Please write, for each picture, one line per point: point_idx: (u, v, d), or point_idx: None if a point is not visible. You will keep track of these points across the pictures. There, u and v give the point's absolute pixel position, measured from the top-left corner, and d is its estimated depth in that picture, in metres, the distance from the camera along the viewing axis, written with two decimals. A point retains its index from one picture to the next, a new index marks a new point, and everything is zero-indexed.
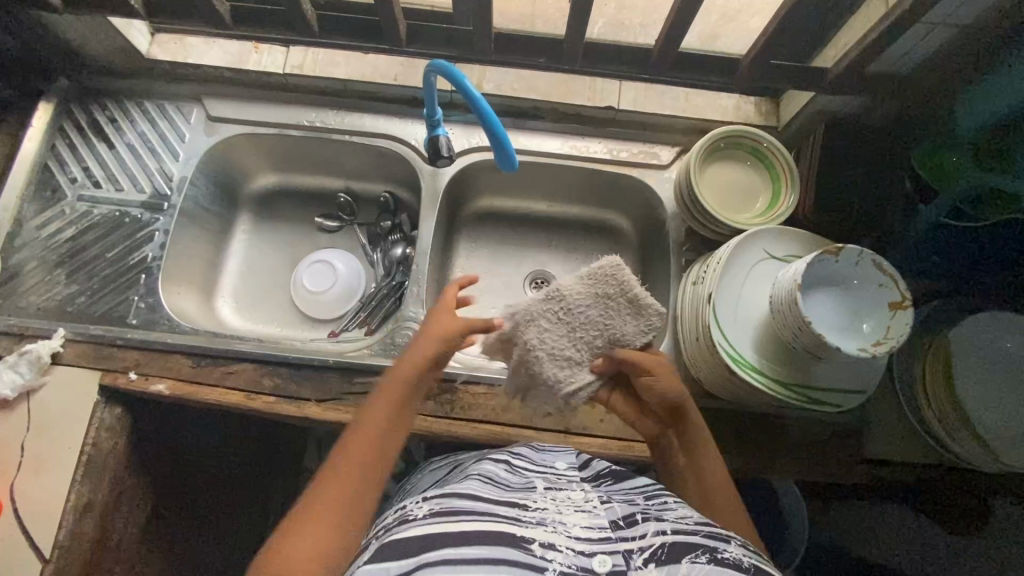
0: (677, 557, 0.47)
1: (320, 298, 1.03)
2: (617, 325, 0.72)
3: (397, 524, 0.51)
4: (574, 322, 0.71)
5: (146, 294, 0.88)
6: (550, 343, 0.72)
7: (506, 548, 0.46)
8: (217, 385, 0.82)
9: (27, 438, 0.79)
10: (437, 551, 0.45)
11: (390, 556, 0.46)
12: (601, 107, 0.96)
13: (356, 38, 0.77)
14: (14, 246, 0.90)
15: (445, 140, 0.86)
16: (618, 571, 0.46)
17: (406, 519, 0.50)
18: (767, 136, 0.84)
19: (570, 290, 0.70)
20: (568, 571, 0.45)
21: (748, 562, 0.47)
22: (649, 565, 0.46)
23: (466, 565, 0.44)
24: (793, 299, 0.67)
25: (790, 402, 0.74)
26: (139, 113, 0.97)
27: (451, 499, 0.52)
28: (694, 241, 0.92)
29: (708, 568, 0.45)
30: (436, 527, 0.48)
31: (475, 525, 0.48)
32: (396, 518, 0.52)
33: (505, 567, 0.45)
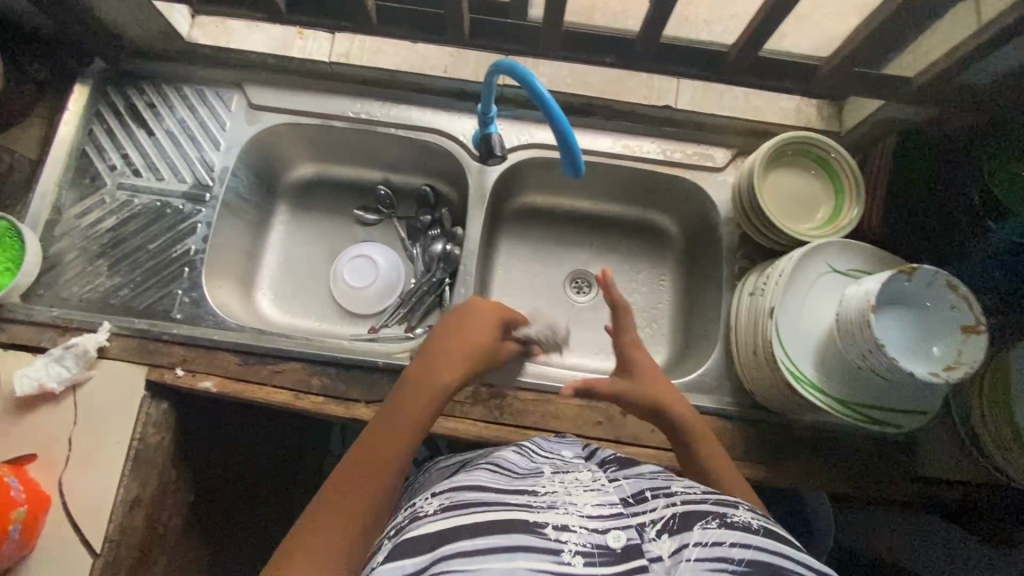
0: (688, 525, 0.47)
1: (360, 293, 1.01)
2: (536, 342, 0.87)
3: (408, 523, 0.48)
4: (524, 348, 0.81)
5: (189, 289, 0.86)
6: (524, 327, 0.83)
7: (519, 532, 0.44)
8: (265, 383, 0.81)
9: (74, 432, 0.79)
10: (450, 544, 0.43)
11: (403, 551, 0.43)
12: (657, 107, 0.93)
13: (416, 31, 0.73)
14: (54, 235, 0.88)
15: (497, 138, 0.84)
16: (634, 546, 0.45)
17: (417, 516, 0.48)
18: (835, 146, 0.80)
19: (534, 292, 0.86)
20: (584, 550, 0.44)
21: (757, 523, 0.47)
22: (663, 536, 0.46)
23: (481, 555, 0.42)
24: (865, 322, 0.66)
25: (851, 422, 0.72)
26: (177, 98, 0.93)
27: (461, 493, 0.50)
28: (747, 248, 0.90)
29: (719, 532, 0.45)
30: (447, 520, 0.45)
31: (484, 514, 0.46)
32: (406, 517, 0.50)
33: (521, 556, 0.42)
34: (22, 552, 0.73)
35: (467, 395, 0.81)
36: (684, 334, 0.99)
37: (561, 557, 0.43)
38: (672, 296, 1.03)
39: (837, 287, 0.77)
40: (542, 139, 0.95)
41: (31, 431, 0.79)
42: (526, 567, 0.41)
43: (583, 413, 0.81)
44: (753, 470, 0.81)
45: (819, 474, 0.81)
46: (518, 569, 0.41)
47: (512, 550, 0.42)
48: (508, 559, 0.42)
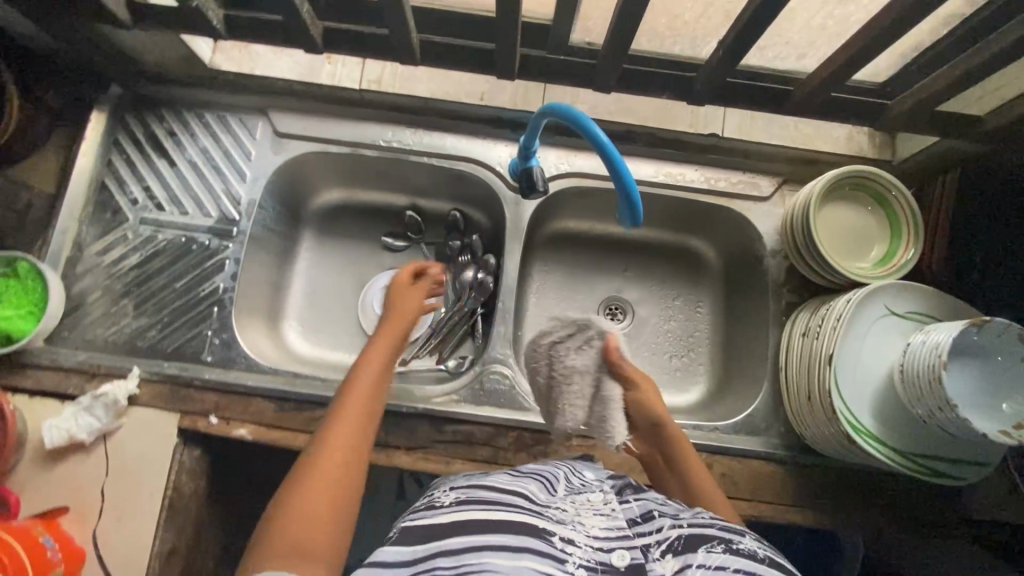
0: (692, 548, 0.52)
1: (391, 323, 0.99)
2: (574, 400, 0.71)
3: (425, 510, 0.57)
4: (564, 378, 0.71)
5: (219, 330, 0.83)
6: (568, 380, 0.71)
7: (529, 537, 0.51)
8: (302, 431, 0.79)
9: (106, 482, 0.76)
10: (463, 538, 0.50)
11: (420, 540, 0.51)
12: (703, 135, 0.90)
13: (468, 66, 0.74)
14: (76, 273, 0.84)
15: (540, 171, 0.80)
16: (637, 565, 0.51)
17: (435, 505, 0.57)
18: (897, 185, 0.77)
19: (569, 344, 0.73)
20: (588, 564, 0.50)
21: (762, 554, 0.51)
22: (666, 556, 0.51)
23: (491, 552, 0.48)
24: (935, 378, 0.64)
25: (910, 474, 0.71)
26: (198, 125, 0.89)
27: (475, 491, 0.57)
28: (795, 282, 0.88)
29: (721, 557, 0.49)
30: (462, 515, 0.53)
31: (499, 518, 0.52)
32: (425, 503, 0.59)
33: (528, 556, 0.48)
34: None
35: (510, 441, 0.79)
36: (724, 365, 0.96)
37: (565, 566, 0.49)
38: (711, 326, 0.99)
39: (895, 331, 0.74)
40: (583, 167, 0.91)
41: (62, 483, 0.76)
42: (531, 568, 0.48)
43: (630, 458, 0.79)
44: (802, 515, 0.79)
45: (871, 519, 0.79)
46: (524, 568, 0.47)
47: (522, 551, 0.48)
48: (517, 558, 0.48)
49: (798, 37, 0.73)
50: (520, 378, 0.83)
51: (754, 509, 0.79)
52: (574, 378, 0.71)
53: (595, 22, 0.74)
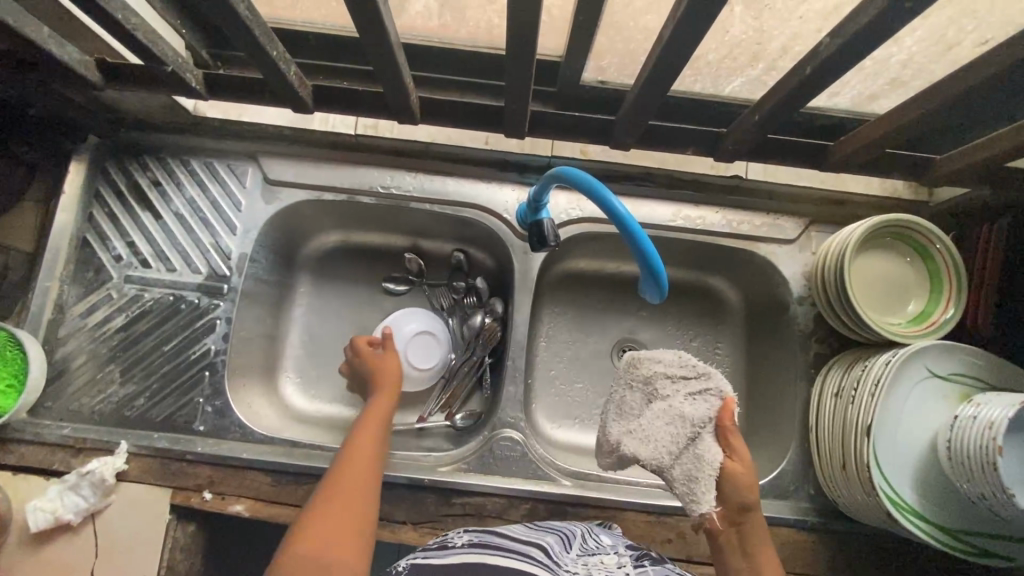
0: None
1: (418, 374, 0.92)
2: (658, 437, 0.66)
3: (436, 549, 0.57)
4: (665, 416, 0.66)
5: (212, 396, 0.78)
6: (668, 417, 0.66)
7: None
8: (300, 505, 0.74)
9: (95, 564, 0.72)
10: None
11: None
12: (723, 177, 0.85)
13: (470, 123, 0.68)
14: (58, 338, 0.79)
15: (551, 225, 0.74)
16: None
17: (447, 545, 0.57)
18: (939, 237, 0.71)
19: (681, 389, 0.67)
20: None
21: None
22: None
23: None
24: (989, 464, 0.58)
25: (958, 554, 0.66)
26: (184, 173, 0.83)
27: (489, 535, 0.58)
28: (824, 333, 0.82)
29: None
30: (472, 556, 0.53)
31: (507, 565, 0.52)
32: (437, 543, 0.58)
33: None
34: None
35: (523, 513, 0.74)
36: (748, 415, 0.91)
37: None
38: (733, 371, 0.94)
39: (939, 395, 0.69)
40: (594, 211, 0.85)
41: (49, 567, 0.72)
42: None
43: (651, 529, 0.74)
44: None
45: None
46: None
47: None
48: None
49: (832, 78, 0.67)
50: (533, 443, 0.78)
51: None
52: (675, 422, 0.66)
53: (608, 66, 0.69)
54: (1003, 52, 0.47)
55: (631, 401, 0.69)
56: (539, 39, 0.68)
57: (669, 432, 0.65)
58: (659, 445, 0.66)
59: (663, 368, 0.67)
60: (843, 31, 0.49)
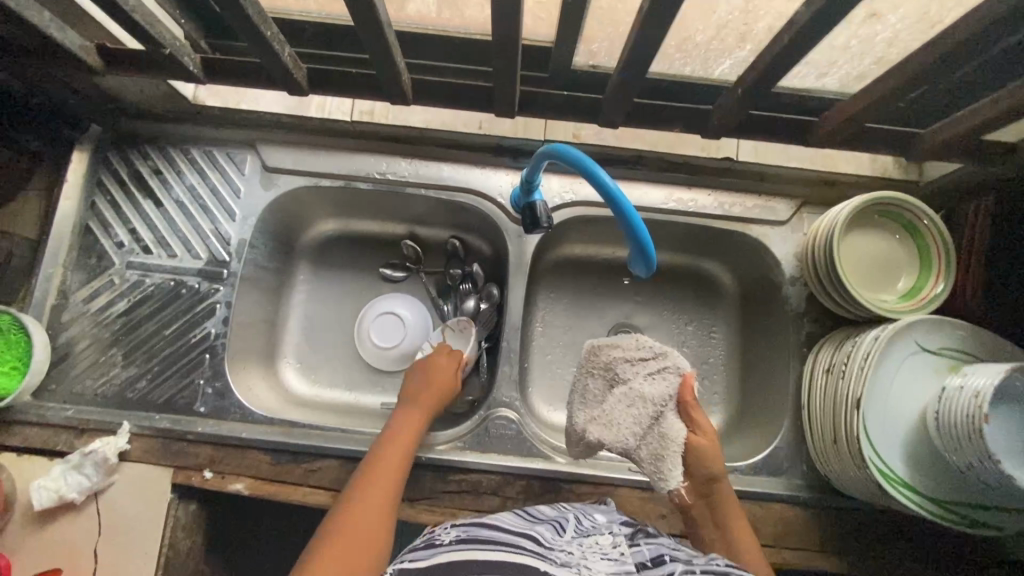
0: None
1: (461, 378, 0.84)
2: (620, 420, 0.67)
3: (424, 548, 0.55)
4: (626, 400, 0.68)
5: (212, 378, 0.79)
6: (628, 401, 0.68)
7: None
8: (299, 483, 0.75)
9: (97, 542, 0.73)
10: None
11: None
12: (715, 159, 0.85)
13: (462, 104, 0.69)
14: (62, 323, 0.81)
15: (544, 206, 0.75)
16: None
17: (435, 543, 0.55)
18: (927, 213, 0.71)
19: (642, 372, 0.68)
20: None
21: None
22: None
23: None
24: (976, 431, 0.59)
25: (950, 525, 0.66)
26: (184, 162, 0.85)
27: (476, 528, 0.56)
28: (816, 313, 0.83)
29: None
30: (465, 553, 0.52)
31: (497, 560, 0.51)
32: (424, 541, 0.57)
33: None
34: None
35: (519, 490, 0.75)
36: (743, 396, 0.92)
37: None
38: (726, 353, 0.95)
39: (929, 370, 0.70)
40: (588, 195, 0.86)
41: (54, 544, 0.73)
42: None
43: (646, 505, 0.75)
44: (830, 562, 0.75)
45: (903, 564, 0.75)
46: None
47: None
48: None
49: (819, 58, 0.68)
50: (528, 422, 0.79)
51: (778, 557, 0.74)
52: (637, 404, 0.67)
53: (598, 49, 0.70)
54: (977, 23, 0.48)
55: (591, 387, 0.71)
56: (530, 23, 0.69)
57: (630, 416, 0.67)
58: (621, 429, 0.67)
59: (621, 353, 0.69)
60: (822, 4, 0.50)
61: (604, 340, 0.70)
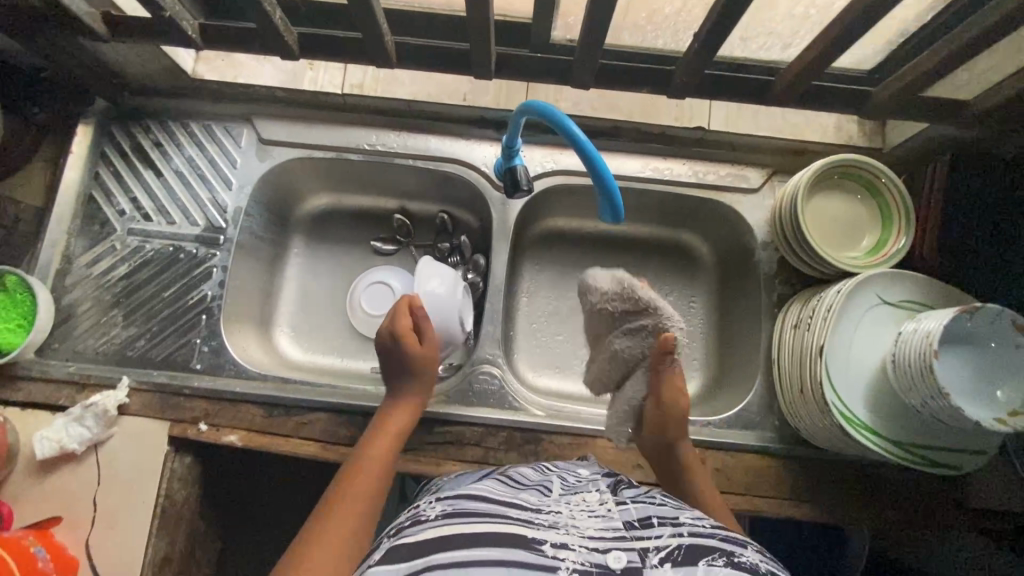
0: (692, 557, 0.49)
1: (450, 301, 0.81)
2: (594, 366, 0.75)
3: (410, 525, 0.54)
4: (604, 351, 0.73)
5: (208, 338, 0.83)
6: (605, 351, 0.72)
7: (516, 550, 0.48)
8: (290, 435, 0.79)
9: (97, 491, 0.77)
10: (449, 553, 0.48)
11: (402, 556, 0.49)
12: (690, 129, 0.88)
13: (444, 70, 0.73)
14: (65, 286, 0.85)
15: (524, 171, 0.79)
16: (634, 568, 0.47)
17: (421, 519, 0.55)
18: (886, 172, 0.75)
19: (621, 330, 0.70)
20: (580, 568, 0.47)
21: (764, 567, 0.49)
22: (665, 563, 0.48)
23: (476, 566, 0.47)
24: (927, 368, 0.62)
25: (909, 465, 0.69)
26: (184, 135, 0.89)
27: (462, 501, 0.56)
28: (787, 275, 0.86)
29: (724, 571, 0.47)
30: (450, 527, 0.51)
31: (481, 531, 0.50)
32: (409, 519, 0.56)
33: (515, 569, 0.46)
34: None
35: (500, 441, 0.79)
36: (720, 360, 0.95)
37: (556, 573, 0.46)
38: (704, 321, 0.98)
39: (890, 321, 0.73)
40: (569, 165, 0.90)
41: (55, 493, 0.77)
42: None
43: (621, 457, 0.79)
44: (798, 509, 0.78)
45: (869, 510, 0.79)
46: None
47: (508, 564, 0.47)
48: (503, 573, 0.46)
49: (782, 26, 0.73)
50: (510, 378, 0.82)
51: (749, 503, 0.78)
52: (611, 357, 0.72)
53: (573, 19, 0.74)
54: None
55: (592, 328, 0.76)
56: None
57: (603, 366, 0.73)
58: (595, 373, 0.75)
59: (608, 302, 0.69)
60: None
61: (585, 281, 0.72)
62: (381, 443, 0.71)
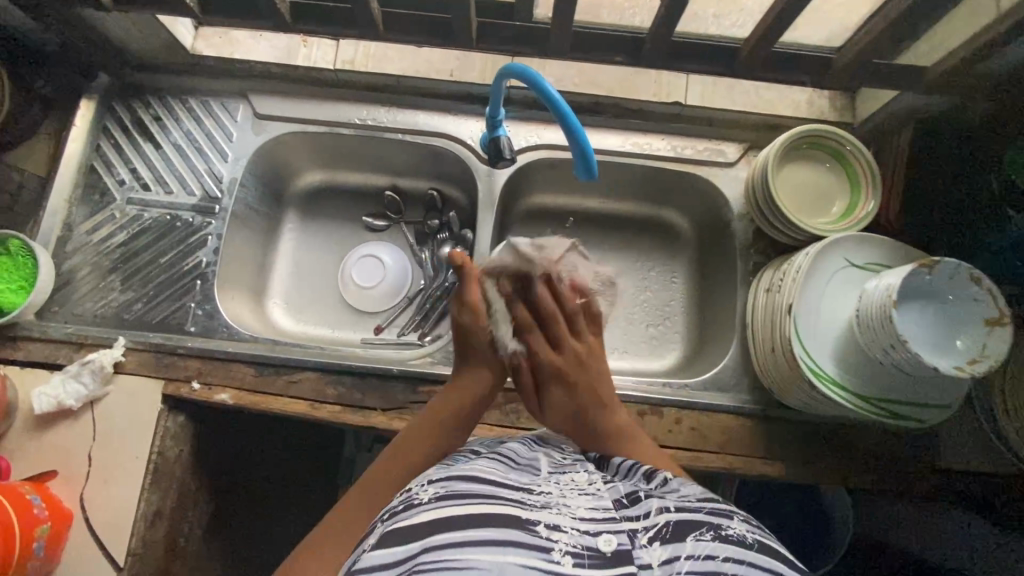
0: (681, 535, 0.48)
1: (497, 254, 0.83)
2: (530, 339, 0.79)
3: (402, 509, 0.51)
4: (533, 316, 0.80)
5: (202, 301, 0.86)
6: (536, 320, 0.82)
7: (512, 530, 0.46)
8: (280, 394, 0.81)
9: (92, 446, 0.79)
10: (442, 535, 0.45)
11: (397, 541, 0.46)
12: (667, 104, 0.91)
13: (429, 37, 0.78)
14: (65, 252, 0.88)
15: (507, 141, 0.83)
16: (625, 551, 0.46)
17: (411, 503, 0.50)
18: (851, 140, 0.79)
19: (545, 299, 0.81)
20: (575, 550, 0.45)
21: (750, 537, 0.50)
22: (655, 543, 0.47)
23: (471, 548, 0.44)
24: (887, 318, 0.65)
25: (874, 417, 0.72)
26: (183, 110, 0.93)
27: (454, 483, 0.52)
28: (762, 245, 0.89)
29: (713, 545, 0.47)
30: (442, 509, 0.48)
31: (475, 512, 0.47)
32: (401, 502, 0.52)
33: (511, 551, 0.44)
34: (47, 568, 0.74)
35: None
36: (700, 331, 0.97)
37: (550, 555, 0.44)
38: (685, 294, 1.01)
39: (857, 282, 0.76)
40: (552, 139, 0.92)
41: (51, 448, 0.79)
42: (516, 564, 0.43)
43: None
44: (773, 467, 0.81)
45: (839, 471, 0.81)
46: (507, 564, 0.43)
47: (504, 545, 0.44)
48: (498, 553, 0.44)
49: None
50: None
51: (724, 461, 0.80)
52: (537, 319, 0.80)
53: None
54: None
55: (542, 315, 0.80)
56: None
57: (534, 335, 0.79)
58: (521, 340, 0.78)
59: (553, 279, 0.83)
60: None
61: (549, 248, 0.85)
62: (430, 415, 0.72)
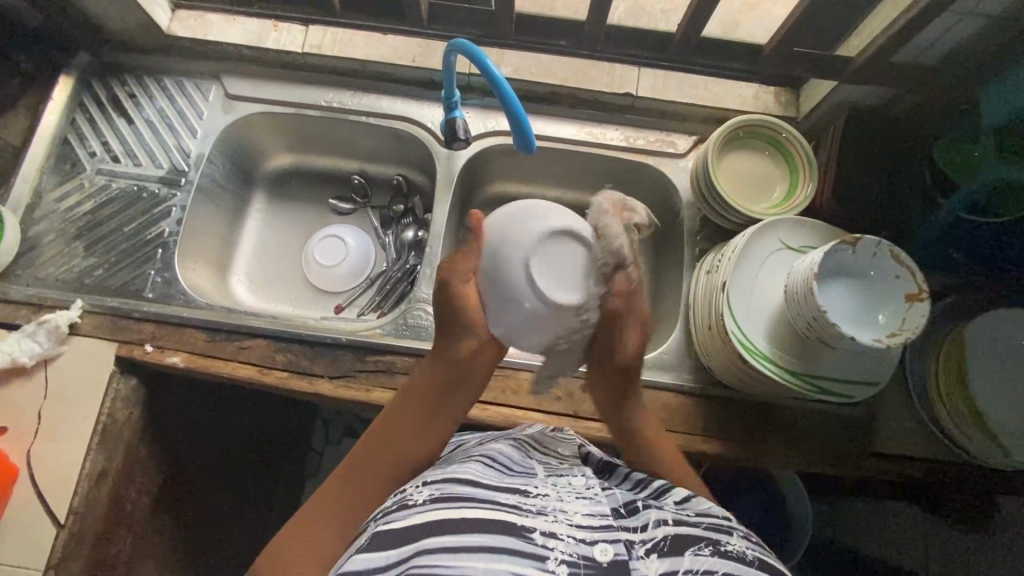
0: (679, 548, 0.46)
1: (523, 289, 0.58)
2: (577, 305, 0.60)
3: (397, 509, 0.50)
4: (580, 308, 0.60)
5: (162, 269, 0.89)
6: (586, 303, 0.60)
7: (507, 535, 0.45)
8: (230, 358, 0.83)
9: (42, 405, 0.81)
10: (439, 537, 0.44)
11: (389, 542, 0.46)
12: (619, 94, 0.95)
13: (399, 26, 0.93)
14: (34, 218, 0.91)
15: (461, 123, 0.85)
16: (621, 562, 0.44)
17: (406, 503, 0.49)
18: (786, 128, 0.84)
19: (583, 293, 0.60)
20: (570, 560, 0.44)
21: (751, 555, 0.47)
22: (652, 555, 0.45)
23: (466, 553, 0.43)
24: (808, 290, 0.67)
25: (800, 393, 0.74)
26: (157, 89, 0.97)
27: (451, 485, 0.50)
28: (709, 231, 0.91)
29: (711, 560, 0.45)
30: (437, 513, 0.46)
31: (472, 516, 0.46)
32: (396, 502, 0.51)
33: (505, 558, 0.43)
34: None
35: None
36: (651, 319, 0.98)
37: (545, 564, 0.43)
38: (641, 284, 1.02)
39: (789, 263, 0.78)
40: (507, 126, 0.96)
41: (3, 404, 0.81)
42: (507, 570, 0.42)
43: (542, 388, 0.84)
44: (710, 445, 0.82)
45: (778, 452, 0.82)
46: (500, 572, 0.42)
47: (499, 550, 0.43)
48: (492, 560, 0.43)
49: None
50: None
51: None
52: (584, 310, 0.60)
53: None
54: None
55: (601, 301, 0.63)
56: None
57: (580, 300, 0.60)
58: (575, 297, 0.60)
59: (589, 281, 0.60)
60: None
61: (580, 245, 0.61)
62: (414, 390, 0.66)
